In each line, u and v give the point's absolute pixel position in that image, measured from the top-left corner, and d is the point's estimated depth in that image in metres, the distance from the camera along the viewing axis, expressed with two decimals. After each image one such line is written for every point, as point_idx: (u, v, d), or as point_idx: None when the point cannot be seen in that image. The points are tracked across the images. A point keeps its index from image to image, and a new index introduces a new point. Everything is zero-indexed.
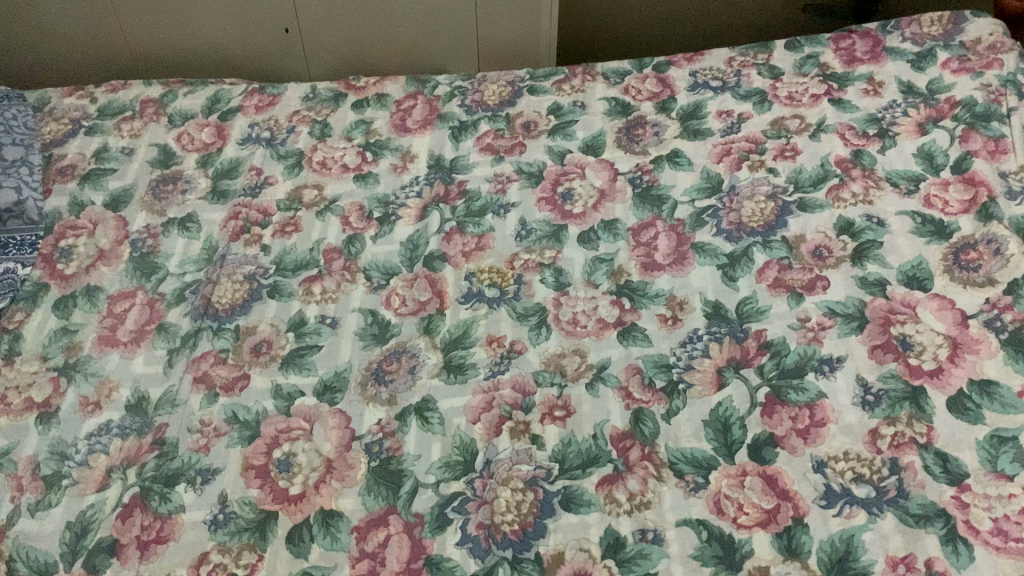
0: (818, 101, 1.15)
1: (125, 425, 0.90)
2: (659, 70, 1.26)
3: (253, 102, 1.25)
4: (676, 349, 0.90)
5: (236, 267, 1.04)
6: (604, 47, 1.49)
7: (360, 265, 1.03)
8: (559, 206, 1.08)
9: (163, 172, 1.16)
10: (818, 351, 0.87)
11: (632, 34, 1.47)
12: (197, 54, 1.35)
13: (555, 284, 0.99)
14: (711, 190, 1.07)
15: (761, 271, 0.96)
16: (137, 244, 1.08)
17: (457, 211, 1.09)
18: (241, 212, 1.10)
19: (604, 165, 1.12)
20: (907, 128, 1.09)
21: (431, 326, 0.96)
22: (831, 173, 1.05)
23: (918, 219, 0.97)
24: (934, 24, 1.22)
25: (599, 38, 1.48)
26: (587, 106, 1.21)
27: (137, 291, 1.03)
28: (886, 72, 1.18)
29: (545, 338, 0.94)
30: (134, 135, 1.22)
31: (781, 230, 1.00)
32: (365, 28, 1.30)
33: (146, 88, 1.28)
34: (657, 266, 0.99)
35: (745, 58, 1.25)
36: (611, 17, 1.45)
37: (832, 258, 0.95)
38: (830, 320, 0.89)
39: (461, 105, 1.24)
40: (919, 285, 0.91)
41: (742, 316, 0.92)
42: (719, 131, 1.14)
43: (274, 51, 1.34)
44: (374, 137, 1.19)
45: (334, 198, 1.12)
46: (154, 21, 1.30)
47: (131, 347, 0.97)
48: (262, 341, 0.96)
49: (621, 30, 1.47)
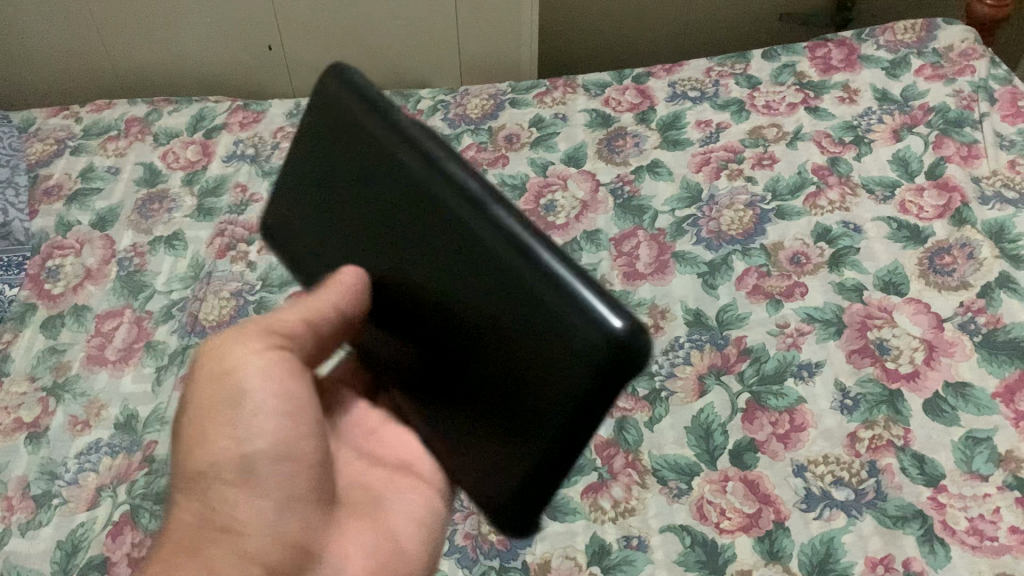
0: (794, 110, 1.17)
1: (115, 443, 0.91)
2: (639, 81, 1.27)
3: (237, 119, 1.25)
4: (658, 357, 0.92)
5: (222, 284, 1.04)
6: (585, 65, 1.49)
7: None
8: (541, 217, 1.10)
9: (149, 191, 1.17)
10: (797, 357, 0.88)
11: (612, 51, 1.48)
12: (182, 72, 1.36)
13: None
14: (691, 200, 1.08)
15: (740, 279, 0.97)
16: (124, 263, 1.08)
17: None
18: (226, 228, 1.11)
19: (586, 177, 1.14)
20: (882, 135, 1.11)
21: None
22: (809, 181, 1.07)
23: (893, 225, 0.99)
24: (908, 31, 1.24)
25: (578, 57, 1.48)
26: (568, 118, 1.23)
27: (125, 309, 1.03)
28: (861, 79, 1.20)
29: None
30: (120, 154, 1.22)
31: (759, 238, 1.01)
32: (349, 44, 1.32)
33: (131, 107, 1.29)
34: (639, 275, 1.01)
35: (723, 68, 1.26)
36: (590, 36, 1.45)
37: (810, 265, 0.97)
38: (808, 326, 0.91)
39: (444, 119, 1.25)
40: (895, 290, 0.92)
41: (722, 324, 0.93)
42: (698, 141, 1.16)
43: (257, 68, 1.35)
44: None
45: None
46: (139, 40, 1.31)
47: (119, 365, 0.98)
48: None
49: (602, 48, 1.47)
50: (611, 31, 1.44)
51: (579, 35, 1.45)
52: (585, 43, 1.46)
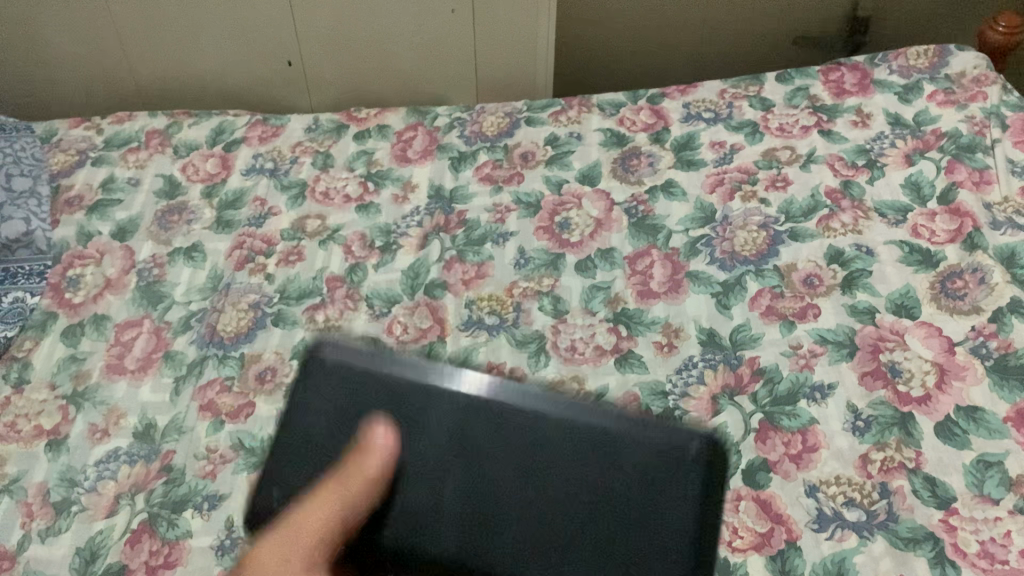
0: (807, 133, 1.19)
1: (134, 452, 0.92)
2: (654, 101, 1.29)
3: (256, 133, 1.28)
4: (672, 376, 0.93)
5: (240, 296, 1.06)
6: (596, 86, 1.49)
7: (362, 293, 1.06)
8: (556, 234, 1.11)
9: (168, 203, 1.18)
10: (809, 378, 0.89)
11: (626, 70, 1.48)
12: (201, 85, 1.38)
13: (553, 312, 1.02)
14: (705, 220, 1.10)
15: (753, 299, 0.98)
16: (144, 273, 1.10)
17: (457, 240, 1.11)
18: (245, 241, 1.13)
19: (600, 196, 1.15)
20: (895, 159, 1.12)
21: (432, 354, 0.99)
22: (822, 204, 1.08)
23: (905, 249, 1.00)
24: (920, 57, 1.26)
25: (592, 74, 1.48)
26: (583, 137, 1.24)
27: (144, 319, 1.05)
28: (874, 104, 1.21)
29: (544, 365, 0.96)
30: (140, 165, 1.24)
31: (772, 259, 1.03)
32: (366, 60, 1.33)
33: (151, 120, 1.31)
34: (653, 293, 1.02)
35: (737, 90, 1.28)
36: (603, 53, 1.45)
37: (823, 287, 0.98)
38: (821, 348, 0.92)
39: (461, 136, 1.26)
40: (907, 313, 0.93)
41: (735, 344, 0.94)
42: (712, 161, 1.17)
43: (276, 82, 1.37)
44: (375, 168, 1.22)
45: (337, 227, 1.14)
46: (158, 52, 1.33)
47: (138, 375, 0.99)
48: (266, 369, 0.99)
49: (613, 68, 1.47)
50: (623, 48, 1.44)
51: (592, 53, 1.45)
52: (597, 60, 1.46)
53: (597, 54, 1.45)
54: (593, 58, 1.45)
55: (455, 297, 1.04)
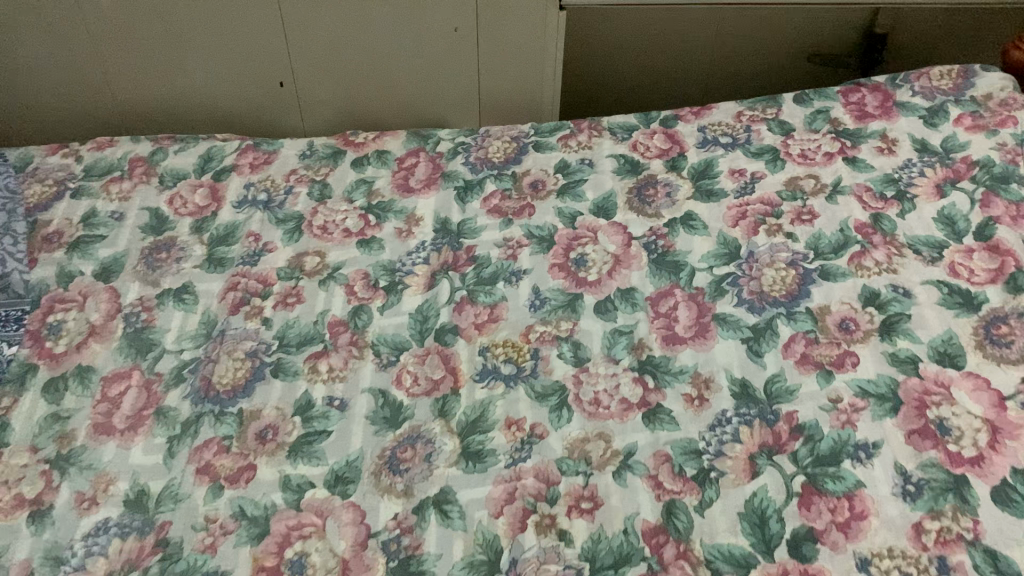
0: (832, 160, 1.13)
1: (125, 523, 0.85)
2: (667, 125, 1.23)
3: (247, 160, 1.20)
4: (705, 433, 0.87)
5: (236, 344, 0.99)
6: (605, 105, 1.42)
7: (367, 339, 0.99)
8: (572, 272, 1.05)
9: (155, 239, 1.11)
10: (852, 437, 0.84)
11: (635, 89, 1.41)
12: (188, 109, 1.29)
13: (574, 360, 0.95)
14: (729, 256, 1.04)
15: (787, 346, 0.93)
16: (131, 319, 1.02)
17: (467, 279, 1.05)
18: (239, 281, 1.06)
19: (616, 229, 1.09)
20: (925, 190, 1.07)
21: (446, 409, 0.92)
22: (852, 239, 1.02)
23: (944, 289, 0.95)
24: (944, 77, 1.21)
25: (600, 99, 1.41)
26: (595, 164, 1.18)
27: (132, 371, 0.97)
28: (899, 128, 1.16)
29: (566, 421, 0.90)
30: (123, 198, 1.16)
31: (805, 300, 0.97)
32: (364, 80, 1.26)
33: (134, 146, 1.23)
34: (679, 339, 0.96)
35: (754, 112, 1.22)
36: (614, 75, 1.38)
37: (860, 332, 0.93)
38: (862, 401, 0.87)
39: (466, 162, 1.20)
40: (951, 362, 0.88)
41: (771, 397, 0.89)
42: (733, 191, 1.12)
43: (267, 104, 1.28)
44: (376, 199, 1.15)
45: (337, 265, 1.07)
46: (143, 75, 1.24)
47: (128, 435, 0.92)
48: (267, 428, 0.92)
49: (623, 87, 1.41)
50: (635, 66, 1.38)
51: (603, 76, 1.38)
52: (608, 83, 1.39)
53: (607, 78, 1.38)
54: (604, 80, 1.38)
55: (467, 344, 0.98)
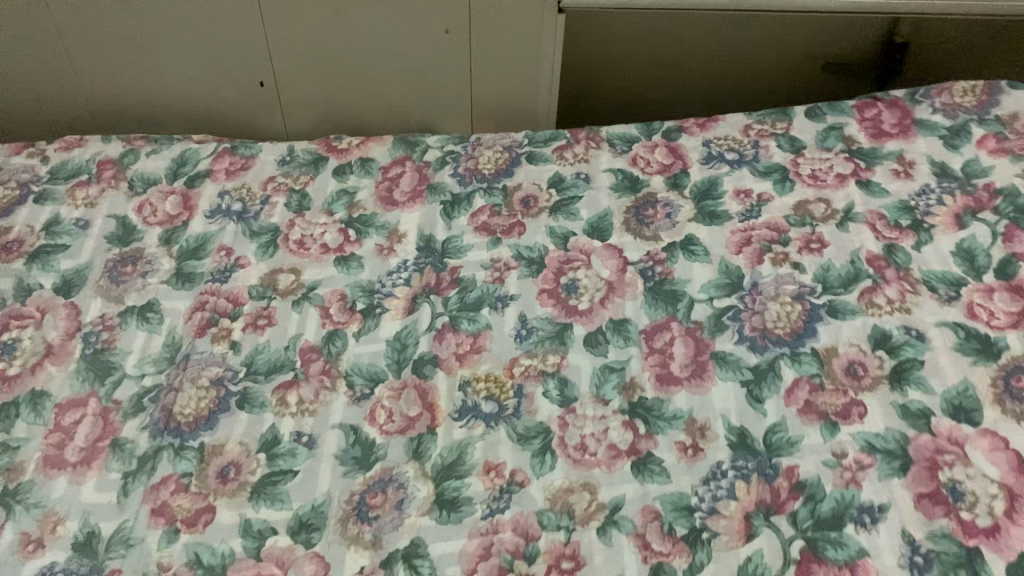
0: (844, 183, 1.06)
1: (72, 569, 0.79)
2: (670, 137, 1.16)
3: (223, 165, 1.14)
4: (698, 487, 0.81)
5: (201, 370, 0.93)
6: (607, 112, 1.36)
7: (340, 368, 0.93)
8: (562, 299, 0.98)
9: (121, 250, 1.04)
10: (857, 498, 0.78)
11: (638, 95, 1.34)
12: (163, 106, 1.22)
13: (560, 399, 0.89)
14: (730, 287, 0.97)
15: (789, 392, 0.86)
16: (90, 339, 0.96)
17: (450, 303, 0.98)
18: (207, 300, 0.99)
19: (611, 252, 1.02)
20: (943, 219, 1.00)
21: (421, 450, 0.86)
22: (863, 273, 0.95)
23: (961, 333, 0.88)
24: (967, 94, 1.13)
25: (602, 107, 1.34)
26: (591, 179, 1.11)
27: (89, 398, 0.91)
28: (917, 149, 1.08)
29: (549, 468, 0.83)
30: (89, 204, 1.09)
31: (810, 340, 0.90)
32: (349, 81, 1.19)
33: (104, 146, 1.16)
34: (674, 379, 0.89)
35: (763, 126, 1.15)
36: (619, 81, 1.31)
37: (868, 378, 0.86)
38: (869, 458, 0.80)
39: (454, 174, 1.13)
40: (966, 418, 0.82)
41: (770, 449, 0.82)
42: (737, 214, 1.04)
43: (246, 104, 1.22)
44: (357, 212, 1.08)
45: (313, 284, 1.01)
46: (115, 70, 1.18)
47: (81, 469, 0.86)
48: (230, 465, 0.86)
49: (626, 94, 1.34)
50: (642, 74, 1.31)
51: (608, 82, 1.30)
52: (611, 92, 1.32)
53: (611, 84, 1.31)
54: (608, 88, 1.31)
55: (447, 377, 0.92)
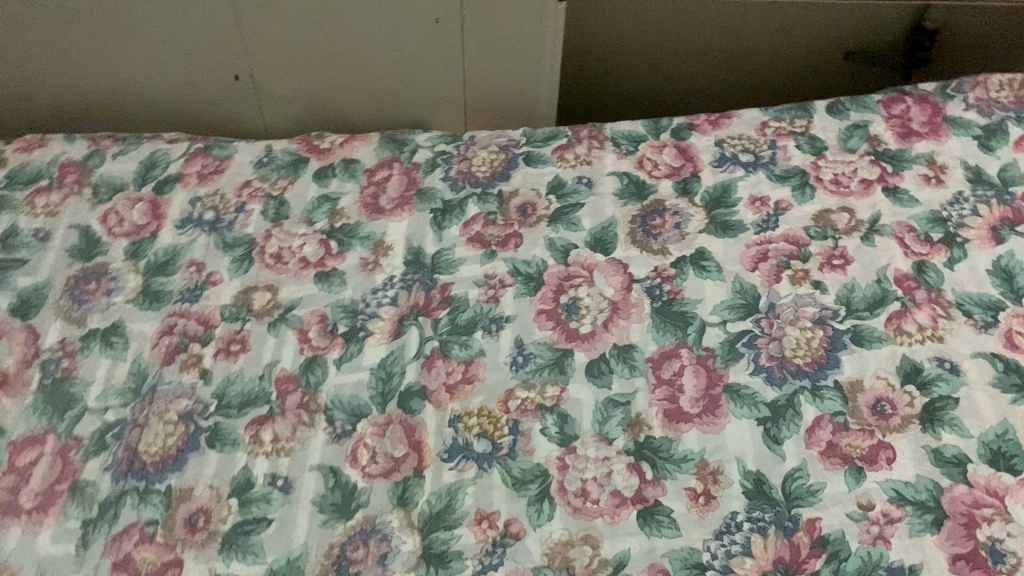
0: (869, 190, 0.97)
1: None
2: (679, 136, 1.07)
3: (195, 169, 1.06)
4: (710, 542, 0.74)
5: (169, 403, 0.85)
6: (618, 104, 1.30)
7: (320, 402, 0.85)
8: (562, 322, 0.90)
9: (84, 266, 0.97)
10: (885, 557, 0.71)
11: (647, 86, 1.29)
12: (132, 102, 1.15)
13: (560, 438, 0.81)
14: (746, 308, 0.89)
15: (810, 432, 0.79)
16: (50, 367, 0.89)
17: (440, 326, 0.90)
18: (176, 323, 0.91)
19: (615, 267, 0.94)
20: (978, 233, 0.91)
21: (407, 496, 0.78)
22: (891, 295, 0.87)
23: (999, 365, 0.81)
24: (1004, 88, 1.04)
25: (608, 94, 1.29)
26: (594, 184, 1.02)
27: (47, 436, 0.84)
28: (949, 151, 0.99)
29: (547, 518, 0.76)
30: (50, 213, 1.02)
31: (833, 372, 0.83)
32: (331, 75, 1.11)
33: (67, 147, 1.08)
34: (684, 416, 0.82)
35: (781, 124, 1.06)
36: (625, 69, 1.26)
37: (897, 418, 0.79)
38: (898, 511, 0.73)
39: (445, 178, 1.04)
40: (1006, 465, 0.74)
41: (789, 498, 0.75)
42: (752, 224, 0.96)
43: (221, 99, 1.14)
44: (340, 222, 1.00)
45: (291, 304, 0.93)
46: (77, 63, 1.09)
47: (36, 516, 0.79)
48: (199, 512, 0.78)
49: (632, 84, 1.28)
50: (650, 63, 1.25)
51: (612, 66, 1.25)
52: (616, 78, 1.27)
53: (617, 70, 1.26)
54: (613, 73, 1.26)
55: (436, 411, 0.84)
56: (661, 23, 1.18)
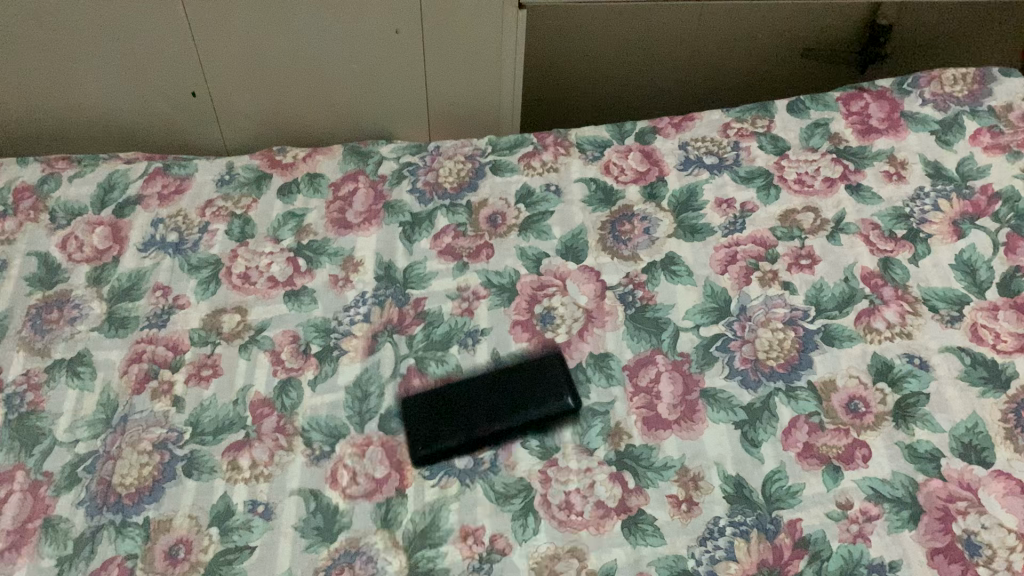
0: (833, 188, 0.98)
1: None
2: (643, 140, 1.07)
3: (156, 189, 1.03)
4: (694, 548, 0.74)
5: (141, 433, 0.84)
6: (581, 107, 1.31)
7: (296, 425, 0.84)
8: (537, 333, 0.90)
9: (45, 295, 0.95)
10: (866, 554, 0.72)
11: (608, 86, 1.30)
12: (87, 122, 1.12)
13: (541, 452, 0.81)
14: (718, 312, 0.90)
15: (787, 434, 0.80)
16: (15, 401, 0.87)
17: (415, 341, 0.90)
18: (144, 350, 0.90)
19: (588, 275, 0.94)
20: (940, 228, 0.93)
21: (390, 517, 0.78)
22: (859, 293, 0.89)
23: (966, 359, 0.83)
24: (958, 83, 1.06)
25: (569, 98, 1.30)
26: (562, 191, 1.02)
27: (16, 472, 0.82)
28: (908, 147, 1.01)
29: (532, 532, 0.76)
30: (7, 240, 0.99)
31: (806, 373, 0.84)
32: (292, 89, 1.10)
33: (21, 171, 1.06)
34: (662, 423, 0.82)
35: (743, 125, 1.06)
36: (587, 73, 1.27)
37: (870, 416, 0.80)
38: (876, 508, 0.75)
39: (412, 190, 1.03)
40: (978, 457, 0.77)
41: (770, 500, 0.76)
42: (721, 227, 0.96)
43: (179, 118, 1.12)
44: (307, 239, 0.99)
45: (261, 325, 0.91)
46: (25, 84, 1.06)
47: (9, 556, 0.77)
48: (178, 544, 0.77)
49: (595, 86, 1.29)
50: (612, 66, 1.26)
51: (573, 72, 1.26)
52: (577, 82, 1.28)
53: (578, 74, 1.27)
54: (572, 78, 1.27)
55: (421, 422, 0.82)
56: (622, 29, 1.19)
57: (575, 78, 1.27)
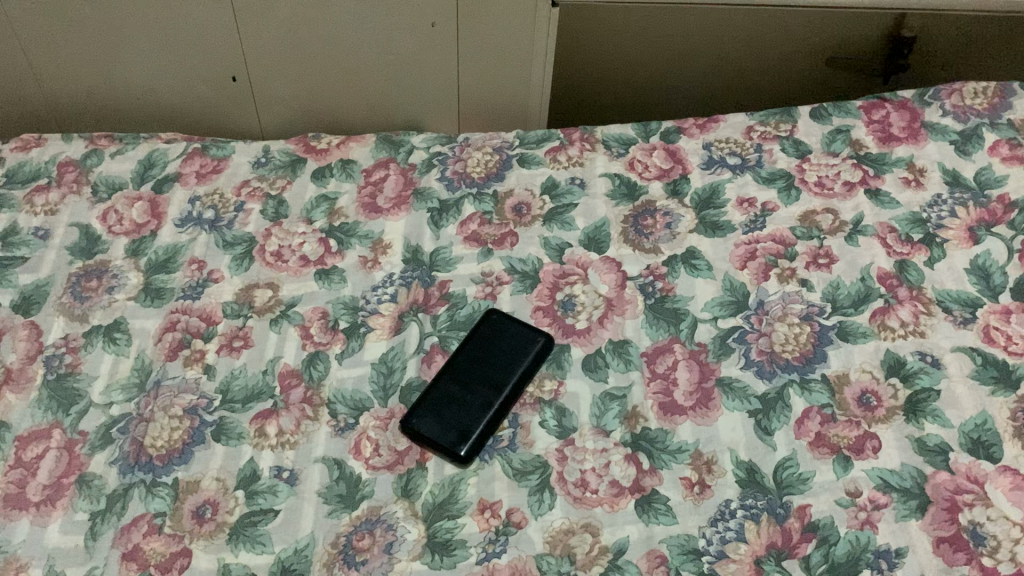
0: (852, 192, 1.00)
1: None
2: (668, 140, 1.09)
3: (194, 168, 1.07)
4: (705, 528, 0.77)
5: (173, 398, 0.87)
6: (611, 111, 1.38)
7: (323, 396, 0.87)
8: (558, 318, 0.92)
9: (85, 264, 0.98)
10: (872, 541, 0.75)
11: (642, 93, 1.37)
12: (132, 104, 1.16)
13: (558, 431, 0.84)
14: (736, 306, 0.92)
15: (800, 423, 0.82)
16: (53, 363, 0.90)
17: (440, 322, 0.92)
18: (178, 319, 0.93)
19: (609, 266, 0.97)
20: (956, 233, 0.96)
21: (411, 487, 0.81)
22: (874, 292, 0.91)
23: (978, 359, 0.85)
24: (978, 96, 1.08)
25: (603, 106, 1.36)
26: (586, 185, 1.05)
27: (53, 430, 0.85)
28: (927, 155, 1.03)
29: (548, 507, 0.79)
30: (50, 211, 1.03)
31: (820, 367, 0.86)
32: (328, 78, 1.13)
33: (65, 146, 1.09)
34: (678, 409, 0.85)
35: (766, 128, 1.09)
36: (621, 79, 1.33)
37: (882, 409, 0.83)
38: (884, 497, 0.77)
39: (442, 178, 1.06)
40: (986, 453, 0.79)
41: (781, 486, 0.78)
42: (741, 225, 0.99)
43: (219, 102, 1.16)
44: (339, 221, 1.02)
45: (292, 301, 0.94)
46: (75, 67, 1.11)
47: (44, 508, 0.80)
48: (206, 503, 0.80)
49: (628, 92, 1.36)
50: (646, 70, 1.33)
51: (609, 79, 1.32)
52: (612, 89, 1.34)
53: (614, 81, 1.33)
54: (607, 87, 1.34)
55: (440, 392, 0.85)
56: (649, 34, 1.25)
57: (609, 87, 1.34)
